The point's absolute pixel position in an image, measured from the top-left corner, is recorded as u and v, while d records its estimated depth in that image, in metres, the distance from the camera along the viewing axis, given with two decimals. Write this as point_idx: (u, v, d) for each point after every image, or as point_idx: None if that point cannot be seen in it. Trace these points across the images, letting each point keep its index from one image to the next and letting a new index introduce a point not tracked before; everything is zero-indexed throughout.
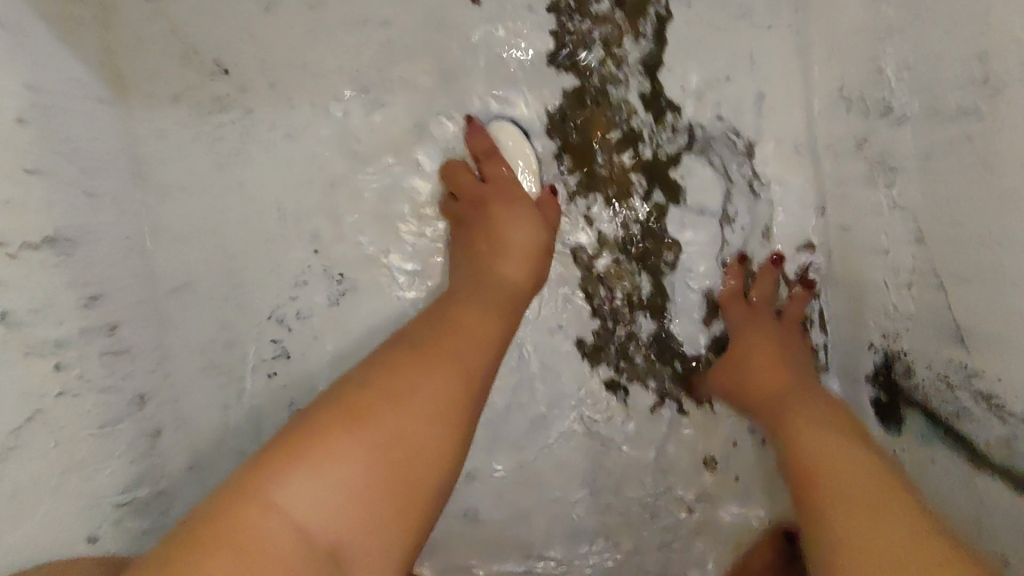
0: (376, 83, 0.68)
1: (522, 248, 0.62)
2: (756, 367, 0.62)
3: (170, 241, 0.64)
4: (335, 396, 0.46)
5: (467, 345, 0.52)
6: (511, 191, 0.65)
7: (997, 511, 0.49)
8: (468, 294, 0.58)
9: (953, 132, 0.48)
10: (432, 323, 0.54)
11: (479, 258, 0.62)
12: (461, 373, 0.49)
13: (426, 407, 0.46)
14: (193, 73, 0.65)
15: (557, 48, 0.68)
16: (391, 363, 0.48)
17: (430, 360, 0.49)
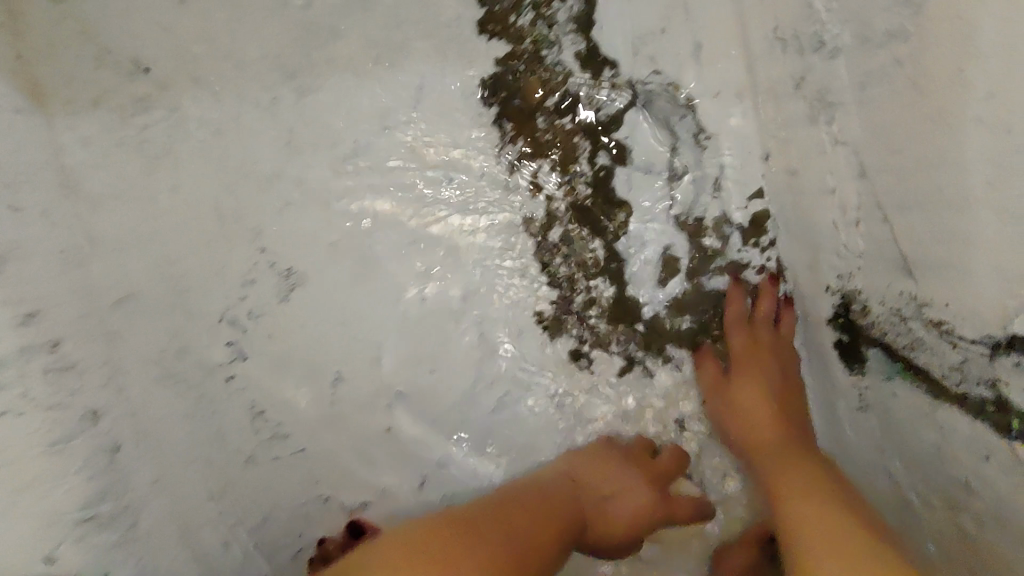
0: (302, 68, 0.67)
1: (629, 497, 0.64)
2: (753, 416, 0.63)
3: (109, 251, 0.59)
4: (394, 554, 0.47)
5: (529, 535, 0.53)
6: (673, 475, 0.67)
7: (957, 436, 0.49)
8: (557, 499, 0.60)
9: (883, 57, 0.48)
10: (503, 511, 0.56)
11: (592, 478, 0.64)
12: (522, 564, 0.50)
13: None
14: (109, 73, 0.61)
15: (485, 17, 0.68)
16: (463, 535, 0.51)
17: (513, 561, 0.50)
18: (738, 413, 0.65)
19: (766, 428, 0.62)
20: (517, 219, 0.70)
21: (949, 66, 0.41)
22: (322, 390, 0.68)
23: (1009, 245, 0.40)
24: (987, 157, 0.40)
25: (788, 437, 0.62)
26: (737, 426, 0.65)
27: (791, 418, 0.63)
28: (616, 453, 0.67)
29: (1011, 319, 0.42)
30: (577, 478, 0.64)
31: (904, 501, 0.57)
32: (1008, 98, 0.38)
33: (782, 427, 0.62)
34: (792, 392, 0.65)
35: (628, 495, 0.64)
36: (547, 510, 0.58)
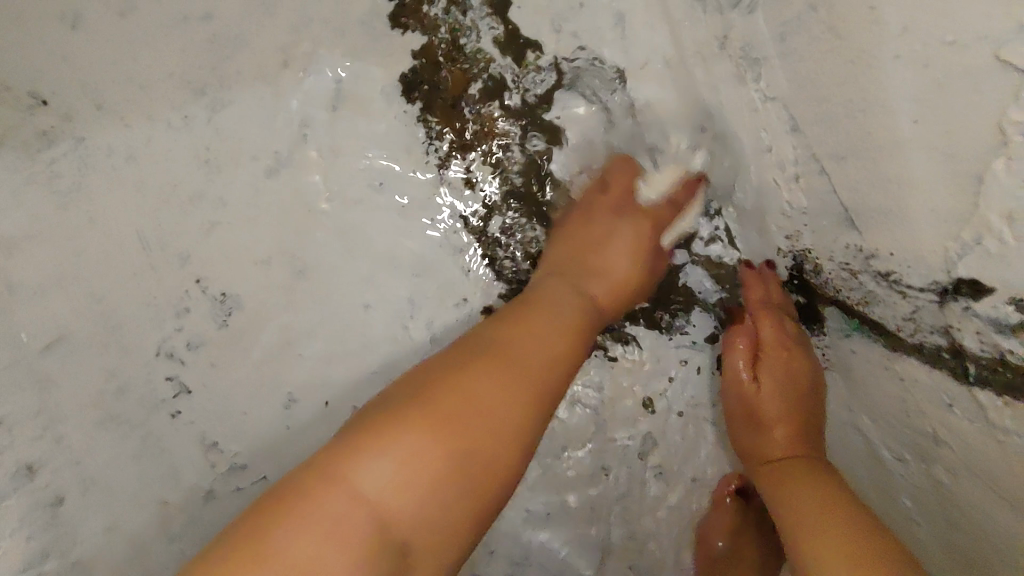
0: (213, 83, 0.64)
1: (625, 254, 0.63)
2: (768, 423, 0.59)
3: (32, 295, 0.56)
4: (408, 386, 0.49)
5: (543, 334, 0.55)
6: (638, 222, 0.65)
7: (920, 388, 0.47)
8: (564, 297, 0.59)
9: (797, 6, 0.46)
10: (505, 320, 0.56)
11: (586, 255, 0.63)
12: (539, 365, 0.52)
13: (489, 398, 0.48)
14: (9, 109, 0.57)
15: (396, 9, 0.66)
16: (457, 357, 0.51)
17: (515, 360, 0.51)
18: (754, 421, 0.60)
19: (777, 437, 0.58)
20: (455, 214, 0.68)
21: (860, 5, 0.39)
22: (276, 417, 0.64)
23: (942, 183, 0.38)
24: (910, 93, 0.38)
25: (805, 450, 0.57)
26: (745, 423, 0.61)
27: (810, 423, 0.58)
28: (593, 221, 0.66)
29: (953, 262, 0.40)
30: (568, 264, 0.63)
31: (876, 457, 0.55)
32: (921, 30, 0.36)
33: (798, 440, 0.58)
34: (812, 402, 0.58)
35: (609, 259, 0.63)
36: (548, 304, 0.58)
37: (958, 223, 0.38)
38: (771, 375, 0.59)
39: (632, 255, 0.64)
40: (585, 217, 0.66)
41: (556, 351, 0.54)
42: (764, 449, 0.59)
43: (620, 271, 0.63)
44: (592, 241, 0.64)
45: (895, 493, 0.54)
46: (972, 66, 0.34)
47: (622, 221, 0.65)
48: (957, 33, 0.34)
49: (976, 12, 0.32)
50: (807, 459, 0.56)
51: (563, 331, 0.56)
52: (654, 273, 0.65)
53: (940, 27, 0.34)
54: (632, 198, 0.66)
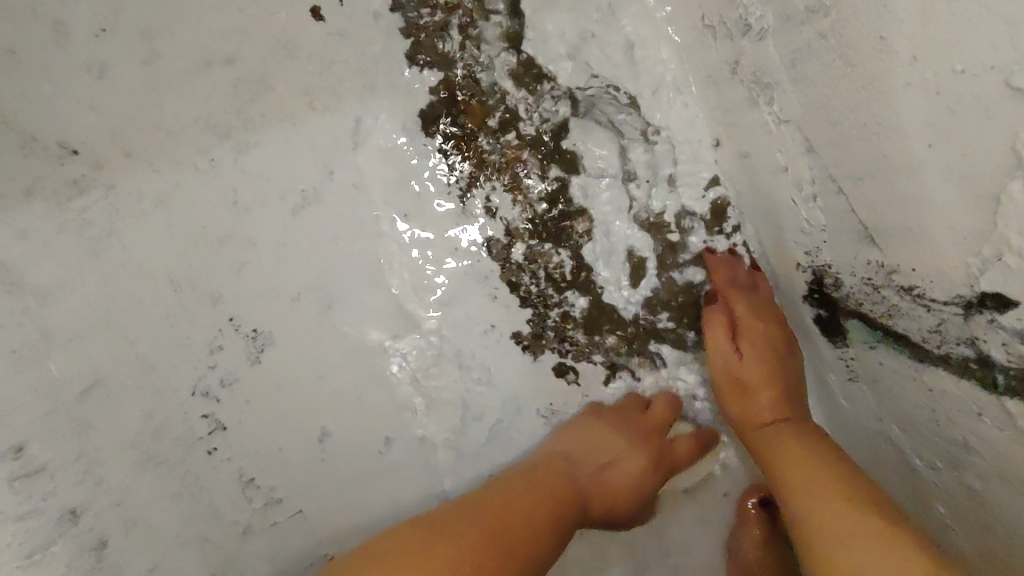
0: (238, 127, 0.65)
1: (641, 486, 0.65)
2: (754, 390, 0.62)
3: (68, 340, 0.56)
4: (426, 544, 0.51)
5: (534, 510, 0.56)
6: (655, 425, 0.67)
7: (948, 398, 0.48)
8: (560, 467, 0.63)
9: (808, 33, 0.47)
10: (509, 488, 0.58)
11: (591, 441, 0.65)
12: (523, 533, 0.54)
13: (462, 568, 0.49)
14: (39, 161, 0.58)
15: (413, 48, 0.68)
16: (462, 530, 0.52)
17: (502, 536, 0.53)
18: (743, 389, 0.63)
19: (764, 403, 0.62)
20: (479, 243, 0.70)
21: (870, 33, 0.41)
22: (310, 451, 0.66)
23: (960, 204, 0.40)
24: (922, 120, 0.40)
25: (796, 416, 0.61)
26: (737, 401, 0.63)
27: (790, 388, 0.62)
28: (617, 432, 0.66)
29: (976, 278, 0.41)
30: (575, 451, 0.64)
31: (905, 465, 0.57)
32: (931, 59, 0.37)
33: (783, 404, 0.61)
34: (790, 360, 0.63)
35: (615, 473, 0.64)
36: (550, 480, 0.61)
37: (978, 239, 0.39)
38: (751, 346, 0.62)
39: (648, 487, 0.65)
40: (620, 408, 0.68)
41: (535, 520, 0.56)
42: (750, 416, 0.62)
43: (621, 487, 0.64)
44: (610, 435, 0.66)
45: (926, 499, 0.55)
46: (982, 92, 0.35)
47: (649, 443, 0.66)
48: (966, 63, 0.35)
49: (986, 45, 0.34)
50: (795, 424, 0.60)
51: (557, 498, 0.59)
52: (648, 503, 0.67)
53: (949, 59, 0.36)
54: (665, 431, 0.67)
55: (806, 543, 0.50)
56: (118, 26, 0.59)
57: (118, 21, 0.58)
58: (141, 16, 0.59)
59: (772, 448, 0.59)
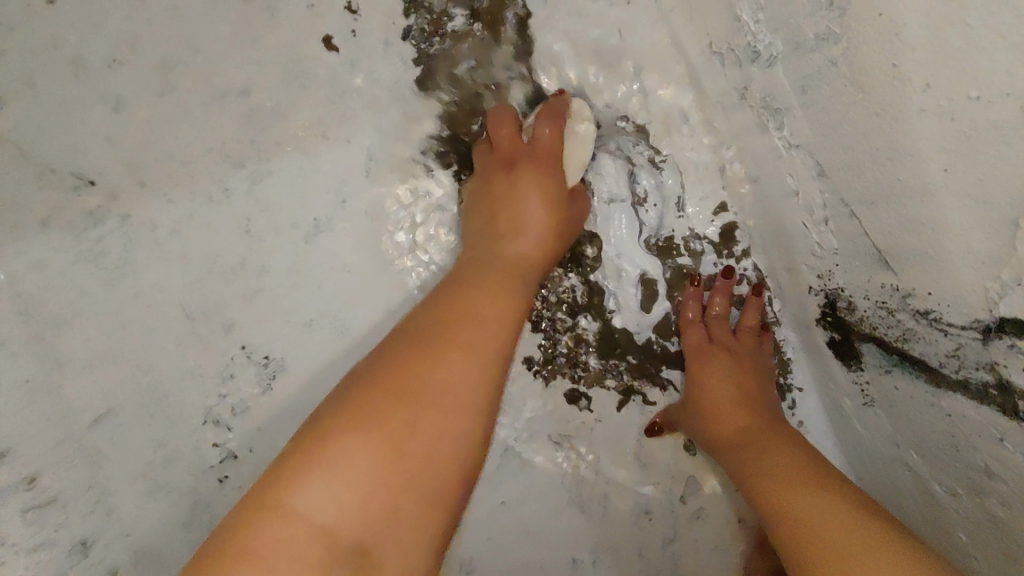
0: (251, 157, 0.66)
1: (537, 215, 0.64)
2: (723, 414, 0.63)
3: (83, 368, 0.56)
4: (364, 385, 0.49)
5: (468, 325, 0.55)
6: (539, 150, 0.66)
7: (966, 422, 0.48)
8: (472, 275, 0.61)
9: (818, 60, 0.48)
10: (445, 312, 0.56)
11: (501, 206, 0.65)
12: (478, 353, 0.53)
13: (428, 387, 0.49)
14: (55, 192, 0.58)
15: (423, 76, 0.69)
16: (387, 368, 0.50)
17: (443, 355, 0.51)
18: (712, 416, 0.64)
19: (734, 425, 0.62)
20: None
21: (883, 62, 0.41)
22: None
23: (980, 228, 0.39)
24: (938, 145, 0.40)
25: (769, 429, 0.60)
26: (707, 425, 0.64)
27: (758, 408, 0.63)
28: (503, 187, 0.65)
29: (995, 302, 0.41)
30: (495, 227, 0.64)
31: (926, 492, 0.55)
32: (945, 86, 0.37)
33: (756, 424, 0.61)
34: (760, 385, 0.65)
35: (521, 210, 0.64)
36: (467, 292, 0.59)
37: (996, 263, 0.39)
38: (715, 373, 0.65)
39: (548, 228, 0.64)
40: (485, 164, 0.67)
41: (467, 333, 0.54)
42: (716, 438, 0.63)
43: (535, 222, 0.64)
44: (505, 187, 0.65)
45: (948, 527, 0.54)
46: (999, 119, 0.35)
47: (522, 171, 0.65)
48: (981, 90, 0.35)
49: (997, 72, 0.34)
50: (770, 436, 0.59)
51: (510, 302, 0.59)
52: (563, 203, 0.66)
53: (964, 84, 0.36)
54: (521, 146, 0.66)
55: (802, 555, 0.47)
56: (134, 58, 0.61)
57: (135, 53, 0.61)
58: (157, 52, 0.61)
59: (751, 464, 0.58)
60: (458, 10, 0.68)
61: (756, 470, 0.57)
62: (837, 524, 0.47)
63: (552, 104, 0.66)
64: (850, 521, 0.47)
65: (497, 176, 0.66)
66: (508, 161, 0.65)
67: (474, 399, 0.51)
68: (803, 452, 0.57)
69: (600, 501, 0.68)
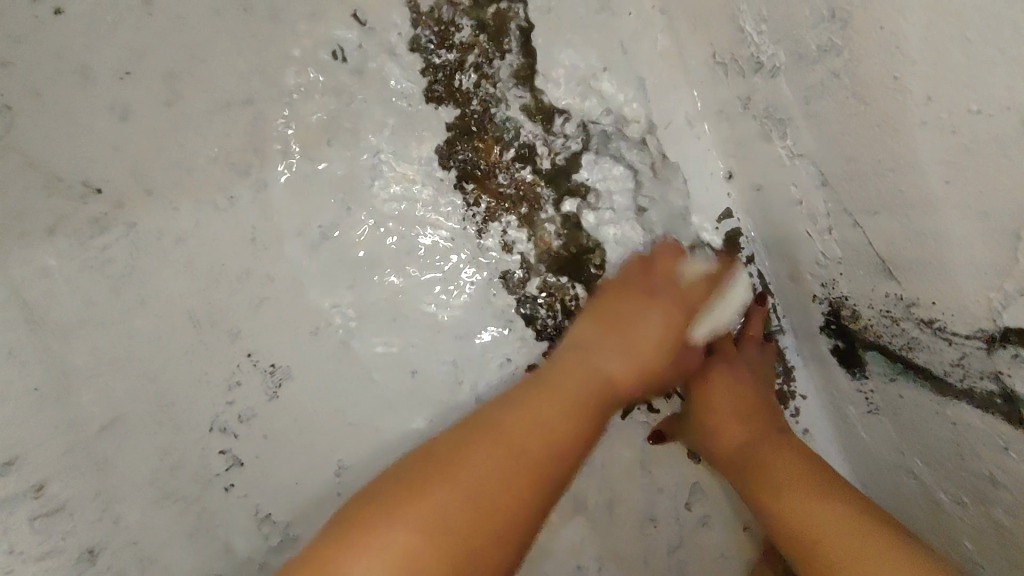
0: (255, 163, 0.68)
1: (650, 340, 0.65)
2: (722, 424, 0.64)
3: (90, 377, 0.55)
4: (432, 467, 0.53)
5: (546, 424, 0.57)
6: (667, 285, 0.67)
7: (971, 430, 0.48)
8: (560, 366, 0.63)
9: (820, 72, 0.48)
10: (522, 407, 0.59)
11: (603, 318, 0.66)
12: (537, 451, 0.55)
13: (491, 478, 0.52)
14: (62, 200, 0.57)
15: (430, 86, 0.70)
16: (461, 455, 0.54)
17: (518, 453, 0.54)
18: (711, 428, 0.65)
19: (733, 434, 0.63)
20: (494, 277, 0.72)
21: (885, 74, 0.42)
22: (325, 485, 0.65)
23: (980, 239, 0.40)
24: (940, 157, 0.40)
25: (767, 436, 0.61)
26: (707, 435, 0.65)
27: (756, 414, 0.64)
28: (617, 304, 0.67)
29: (999, 312, 0.41)
30: (597, 335, 0.65)
31: (932, 499, 0.55)
32: (945, 99, 0.38)
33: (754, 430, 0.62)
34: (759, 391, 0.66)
35: (631, 322, 0.65)
36: (551, 383, 0.61)
37: (999, 274, 0.39)
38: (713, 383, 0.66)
39: (658, 341, 0.65)
40: (622, 280, 0.68)
41: (547, 434, 0.57)
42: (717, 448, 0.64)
43: (643, 353, 0.64)
44: (619, 302, 0.67)
45: (955, 536, 0.53)
46: (999, 131, 0.35)
47: (649, 297, 0.66)
48: (981, 104, 0.36)
49: (1000, 87, 0.34)
50: (768, 443, 0.60)
51: (583, 410, 0.60)
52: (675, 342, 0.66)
53: (962, 100, 0.37)
54: (668, 281, 0.67)
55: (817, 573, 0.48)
56: (141, 69, 0.59)
57: (141, 64, 0.59)
58: (163, 59, 0.60)
59: (752, 472, 0.59)
60: (465, 21, 0.69)
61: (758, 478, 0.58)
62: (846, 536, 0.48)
63: (683, 253, 0.68)
64: (858, 531, 0.48)
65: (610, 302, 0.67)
66: (637, 290, 0.67)
67: (526, 504, 0.53)
68: (804, 458, 0.58)
69: (605, 509, 0.67)
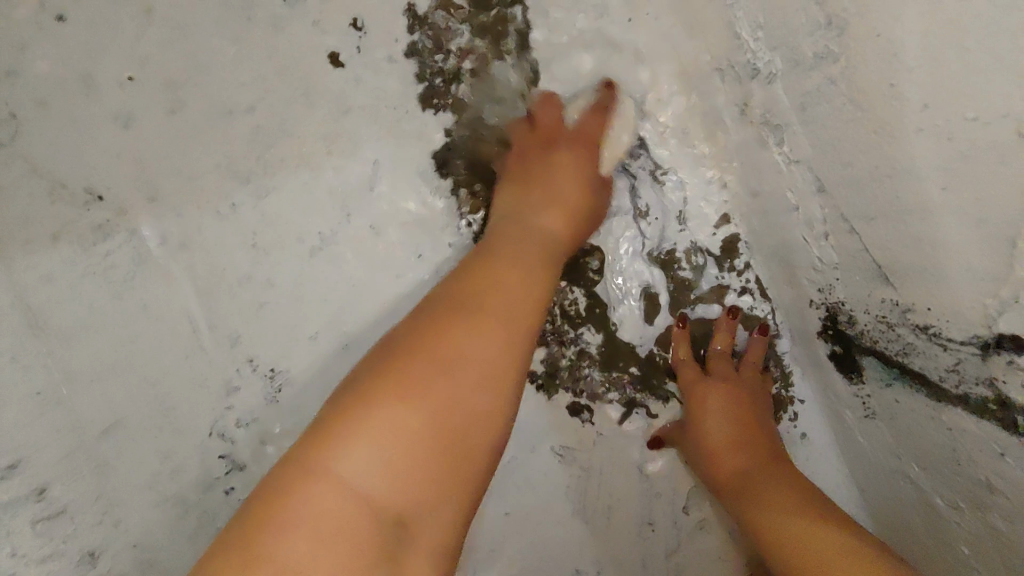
0: (257, 172, 0.67)
1: (572, 192, 0.67)
2: (720, 455, 0.64)
3: (88, 382, 0.55)
4: (396, 354, 0.51)
5: (513, 295, 0.57)
6: (579, 139, 0.69)
7: (967, 437, 0.48)
8: (507, 245, 0.62)
9: (817, 78, 0.48)
10: (480, 277, 0.58)
11: (529, 189, 0.68)
12: (516, 323, 0.55)
13: (469, 351, 0.51)
14: (66, 206, 0.58)
15: (427, 91, 0.70)
16: (418, 339, 0.52)
17: (484, 322, 0.54)
18: (711, 458, 0.65)
19: (732, 465, 0.63)
20: None
21: (881, 81, 0.42)
22: None
23: (977, 245, 0.40)
24: (937, 164, 0.40)
25: (764, 469, 0.61)
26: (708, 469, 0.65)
27: (753, 444, 0.64)
28: (532, 163, 0.69)
29: (994, 318, 0.41)
30: (523, 206, 0.67)
31: (928, 505, 0.55)
32: (944, 106, 0.38)
33: (753, 462, 0.62)
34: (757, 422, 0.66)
35: (557, 184, 0.67)
36: (501, 257, 0.61)
37: (994, 281, 0.39)
38: (708, 413, 0.66)
39: (581, 204, 0.68)
40: (519, 150, 0.71)
41: (507, 308, 0.56)
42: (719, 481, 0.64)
43: (571, 203, 0.67)
44: (539, 165, 0.69)
45: (952, 542, 0.53)
46: (994, 139, 0.36)
47: (558, 149, 0.69)
48: (979, 110, 0.36)
49: (997, 95, 0.34)
50: (766, 475, 0.60)
51: (541, 260, 0.62)
52: (598, 207, 0.69)
53: (961, 105, 0.36)
54: (563, 134, 0.69)
55: None
56: (144, 75, 0.61)
57: (144, 70, 0.61)
58: (168, 68, 0.62)
59: (753, 503, 0.59)
60: (462, 25, 0.70)
61: (758, 507, 0.58)
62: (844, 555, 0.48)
63: (606, 107, 0.68)
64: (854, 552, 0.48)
65: (528, 171, 0.69)
66: (545, 143, 0.69)
67: (512, 358, 0.54)
68: (801, 489, 0.58)
69: (603, 514, 0.68)
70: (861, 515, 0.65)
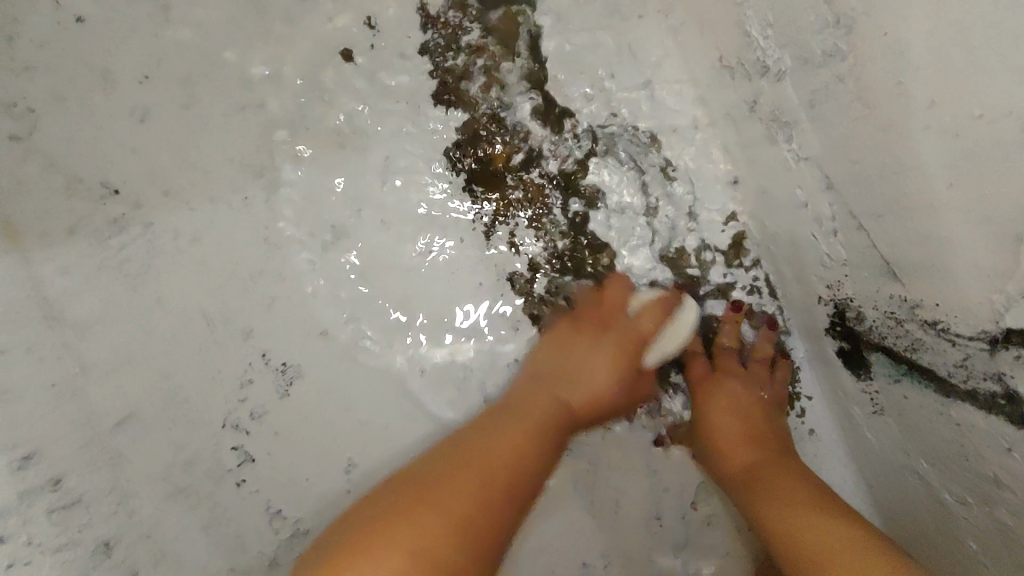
0: (270, 166, 0.70)
1: (604, 377, 0.66)
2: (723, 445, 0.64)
3: (103, 374, 0.56)
4: (419, 477, 0.52)
5: (505, 442, 0.56)
6: (626, 330, 0.68)
7: (975, 432, 0.48)
8: (532, 397, 0.63)
9: (825, 76, 0.49)
10: (495, 423, 0.59)
11: (563, 353, 0.67)
12: (509, 476, 0.53)
13: (475, 491, 0.50)
14: (82, 201, 0.58)
15: (438, 89, 0.72)
16: (447, 467, 0.52)
17: (519, 480, 0.53)
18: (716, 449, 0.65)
19: (734, 454, 0.63)
20: (501, 277, 0.73)
21: (889, 79, 0.42)
22: (335, 482, 0.66)
23: (983, 243, 0.40)
24: (943, 161, 0.41)
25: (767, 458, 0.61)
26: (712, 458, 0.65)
27: (758, 435, 0.64)
28: (575, 334, 0.68)
29: (1002, 314, 0.41)
30: (552, 366, 0.67)
31: (936, 501, 0.56)
32: (951, 103, 0.38)
33: (756, 450, 0.62)
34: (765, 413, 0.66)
35: (583, 370, 0.66)
36: (516, 407, 0.61)
37: (1001, 278, 0.40)
38: (715, 405, 0.67)
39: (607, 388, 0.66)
40: (575, 313, 0.71)
41: (525, 451, 0.56)
42: (723, 470, 0.64)
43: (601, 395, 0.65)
44: (578, 338, 0.68)
45: (960, 537, 0.53)
46: (999, 136, 0.36)
47: (606, 335, 0.67)
48: (985, 108, 0.36)
49: (1002, 92, 0.35)
50: (767, 464, 0.60)
51: (542, 426, 0.59)
52: (620, 401, 0.67)
53: (968, 102, 0.37)
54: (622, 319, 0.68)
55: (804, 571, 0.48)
56: (159, 74, 0.62)
57: (161, 67, 0.62)
58: (182, 66, 0.63)
59: (752, 491, 0.59)
60: (473, 25, 0.71)
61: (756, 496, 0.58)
62: (837, 546, 0.48)
63: (665, 301, 0.69)
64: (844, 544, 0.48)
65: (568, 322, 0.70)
66: (600, 320, 0.69)
67: (504, 517, 0.50)
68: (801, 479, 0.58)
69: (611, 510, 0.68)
70: (869, 512, 0.65)
